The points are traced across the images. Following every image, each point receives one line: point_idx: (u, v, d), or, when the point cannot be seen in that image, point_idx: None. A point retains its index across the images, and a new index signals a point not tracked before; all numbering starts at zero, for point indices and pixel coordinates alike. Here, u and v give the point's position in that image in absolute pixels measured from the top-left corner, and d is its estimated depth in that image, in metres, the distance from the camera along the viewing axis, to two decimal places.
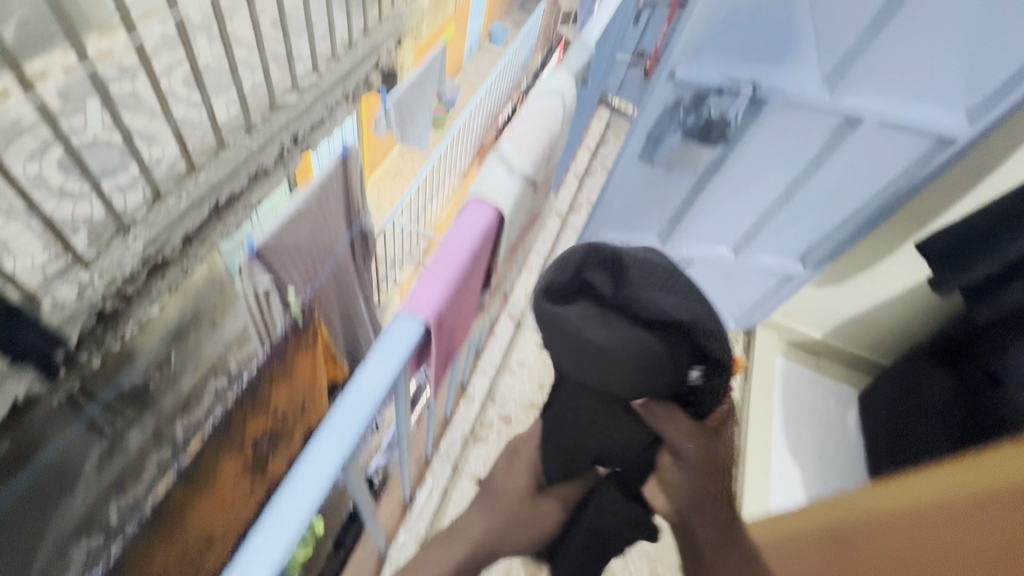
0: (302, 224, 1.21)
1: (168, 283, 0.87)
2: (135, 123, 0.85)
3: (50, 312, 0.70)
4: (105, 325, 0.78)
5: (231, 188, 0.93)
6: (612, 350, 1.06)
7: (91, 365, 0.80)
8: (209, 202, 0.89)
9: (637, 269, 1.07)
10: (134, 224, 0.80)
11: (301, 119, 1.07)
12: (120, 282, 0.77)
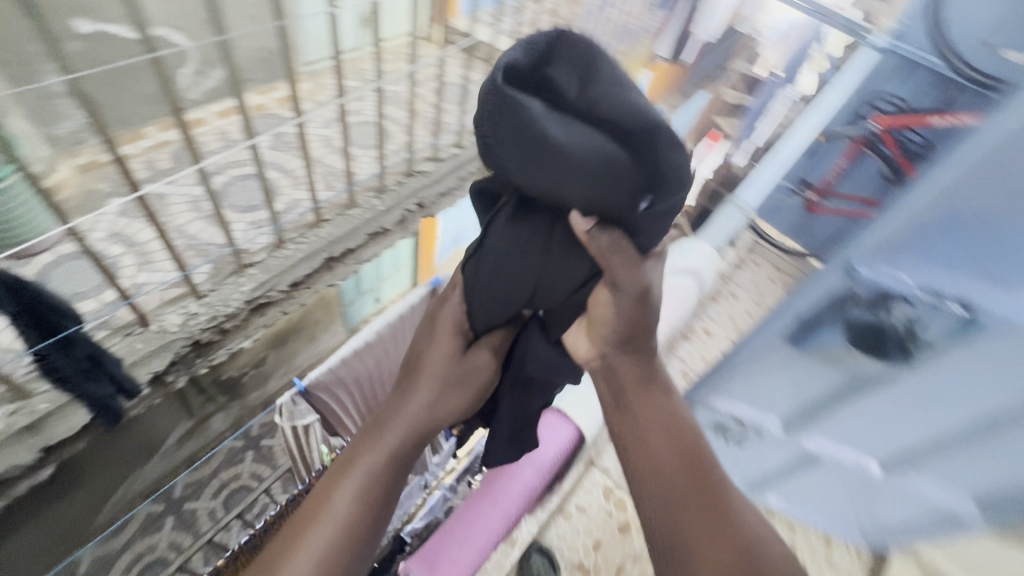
0: (368, 355, 1.22)
1: (267, 318, 1.07)
2: (279, 160, 1.02)
3: (158, 332, 0.92)
4: (199, 351, 0.99)
5: (347, 244, 1.11)
6: (565, 150, 0.60)
7: (175, 381, 1.01)
8: (324, 252, 1.08)
9: (604, 64, 0.61)
10: (252, 266, 1.00)
11: (430, 187, 1.23)
12: (217, 321, 0.98)
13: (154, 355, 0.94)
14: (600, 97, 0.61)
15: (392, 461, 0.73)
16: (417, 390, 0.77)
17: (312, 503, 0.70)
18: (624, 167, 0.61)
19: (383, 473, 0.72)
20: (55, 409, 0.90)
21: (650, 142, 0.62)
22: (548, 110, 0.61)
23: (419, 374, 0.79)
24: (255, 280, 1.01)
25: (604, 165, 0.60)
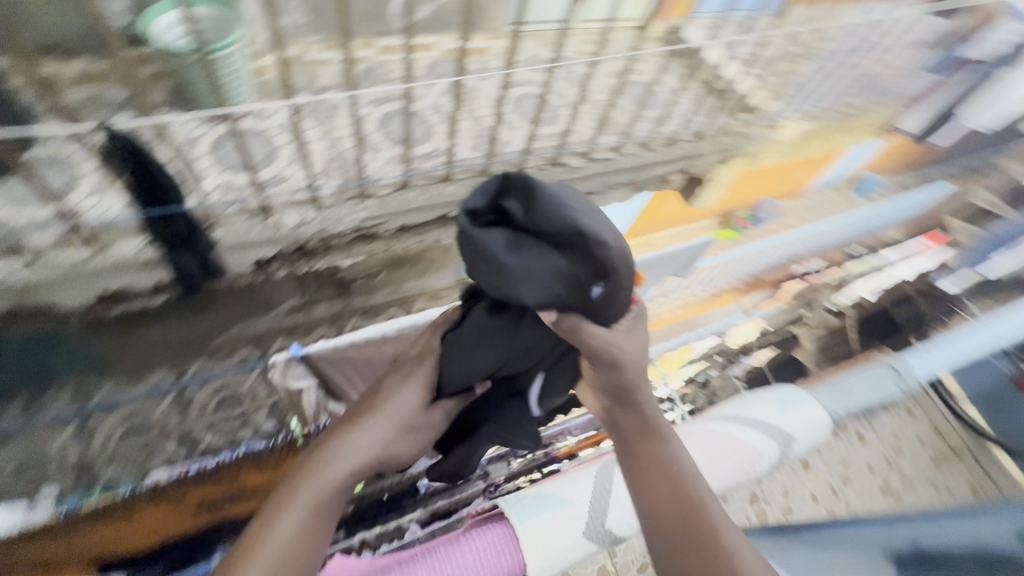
0: (362, 348, 1.77)
1: (372, 249, 1.60)
2: (419, 107, 1.50)
3: (280, 225, 1.43)
4: (302, 255, 1.52)
5: (461, 209, 1.59)
6: (519, 267, 0.96)
7: (276, 270, 1.53)
8: (440, 211, 1.57)
9: (540, 189, 0.93)
10: (374, 197, 1.48)
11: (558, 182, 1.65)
12: (321, 232, 1.48)
13: (266, 244, 1.44)
14: (539, 215, 0.93)
15: (326, 481, 1.09)
16: (349, 434, 1.18)
17: (270, 517, 1.03)
18: (568, 269, 0.97)
19: (323, 487, 1.09)
20: (150, 263, 1.38)
21: (581, 245, 0.94)
22: (509, 238, 0.97)
23: (374, 415, 1.21)
24: (375, 208, 1.49)
25: (556, 271, 0.97)
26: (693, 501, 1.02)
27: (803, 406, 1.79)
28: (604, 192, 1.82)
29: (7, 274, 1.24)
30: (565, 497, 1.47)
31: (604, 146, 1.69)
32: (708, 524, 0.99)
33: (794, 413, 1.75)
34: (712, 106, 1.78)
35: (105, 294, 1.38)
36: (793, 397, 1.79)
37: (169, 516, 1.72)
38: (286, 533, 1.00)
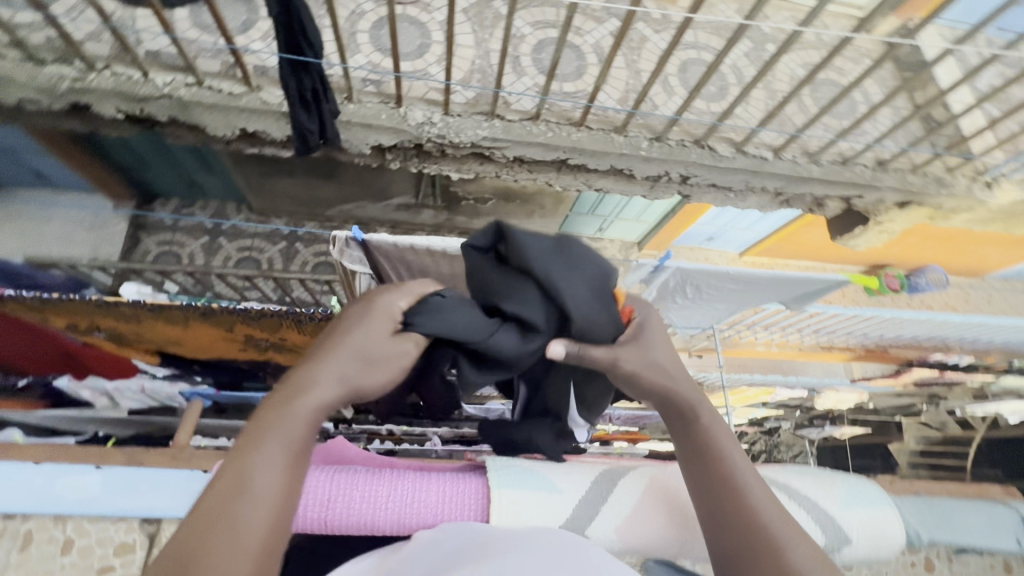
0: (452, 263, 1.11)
1: (483, 170, 1.56)
2: (570, 59, 1.59)
3: (406, 116, 1.44)
4: (417, 153, 1.52)
5: (583, 160, 1.52)
6: (477, 328, 0.71)
7: (390, 161, 1.54)
8: (560, 155, 1.51)
9: (542, 248, 0.72)
10: (500, 117, 1.48)
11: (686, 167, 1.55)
12: (439, 137, 1.46)
13: (387, 131, 1.44)
14: (529, 271, 0.72)
15: (302, 432, 0.55)
16: (305, 371, 0.57)
17: (201, 523, 0.48)
18: (555, 332, 0.74)
19: (298, 428, 0.54)
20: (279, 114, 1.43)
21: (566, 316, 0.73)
22: (493, 281, 0.75)
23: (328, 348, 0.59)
24: (497, 129, 1.46)
25: (534, 345, 0.74)
26: (751, 508, 0.67)
27: (882, 512, 0.90)
28: (743, 193, 1.64)
29: (174, 84, 1.39)
30: (543, 478, 0.81)
31: (759, 142, 1.58)
32: (777, 546, 0.65)
33: (862, 509, 0.88)
34: (869, 138, 1.66)
35: (243, 131, 1.47)
36: (869, 492, 0.91)
37: (224, 342, 1.64)
38: (246, 517, 0.49)
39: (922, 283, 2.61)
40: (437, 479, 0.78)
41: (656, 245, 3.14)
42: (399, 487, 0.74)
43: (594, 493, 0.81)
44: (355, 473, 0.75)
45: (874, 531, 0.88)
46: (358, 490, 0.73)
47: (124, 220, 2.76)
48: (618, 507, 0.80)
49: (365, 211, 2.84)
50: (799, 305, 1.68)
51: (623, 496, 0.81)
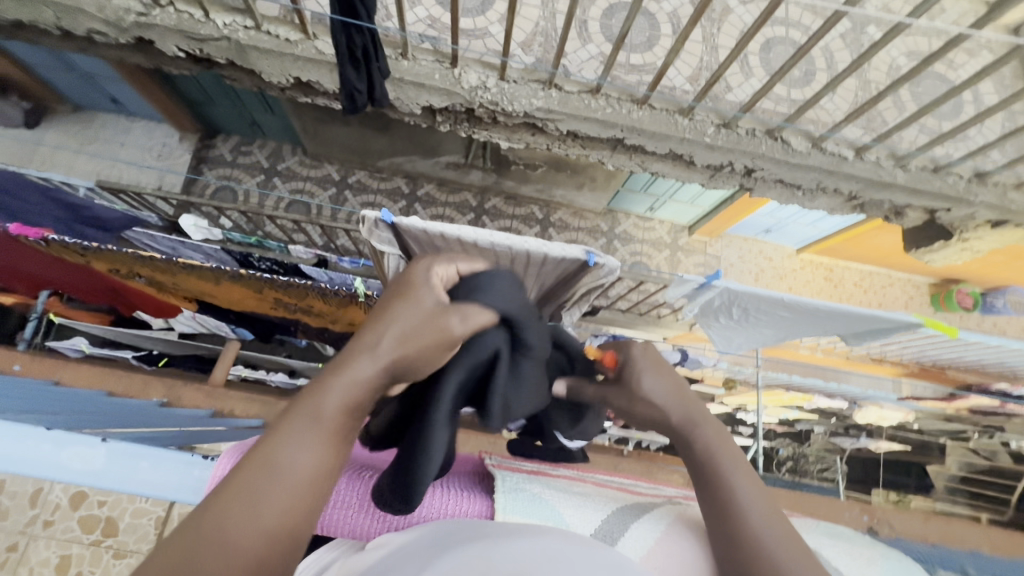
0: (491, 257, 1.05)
1: (534, 140, 1.52)
2: (641, 30, 1.48)
3: (459, 78, 1.39)
4: (468, 117, 1.49)
5: (640, 141, 1.45)
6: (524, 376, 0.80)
7: (441, 124, 1.52)
8: (617, 134, 1.44)
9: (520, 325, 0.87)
10: (558, 87, 1.40)
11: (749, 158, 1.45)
12: (492, 103, 1.41)
13: (438, 92, 1.41)
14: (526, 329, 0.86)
15: (355, 400, 0.56)
16: (357, 347, 0.58)
17: (246, 466, 0.50)
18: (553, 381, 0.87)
19: (343, 395, 0.55)
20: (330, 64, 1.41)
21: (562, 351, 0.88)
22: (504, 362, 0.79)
23: (374, 326, 0.60)
24: (553, 100, 1.40)
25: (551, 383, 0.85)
26: (733, 508, 0.69)
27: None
28: (813, 192, 1.52)
29: (233, 27, 1.37)
30: (552, 508, 0.72)
31: (840, 140, 1.43)
32: (758, 546, 0.65)
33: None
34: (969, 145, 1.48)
35: (297, 80, 1.48)
36: (907, 569, 0.77)
37: (253, 300, 1.69)
38: (282, 470, 0.50)
39: (999, 305, 2.57)
40: (443, 493, 0.76)
41: (708, 231, 3.01)
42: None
43: (606, 530, 0.72)
44: (356, 479, 0.75)
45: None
46: (356, 495, 0.73)
47: (188, 151, 2.89)
48: (635, 548, 0.70)
49: (414, 166, 2.84)
50: (853, 343, 1.49)
51: (641, 534, 0.72)
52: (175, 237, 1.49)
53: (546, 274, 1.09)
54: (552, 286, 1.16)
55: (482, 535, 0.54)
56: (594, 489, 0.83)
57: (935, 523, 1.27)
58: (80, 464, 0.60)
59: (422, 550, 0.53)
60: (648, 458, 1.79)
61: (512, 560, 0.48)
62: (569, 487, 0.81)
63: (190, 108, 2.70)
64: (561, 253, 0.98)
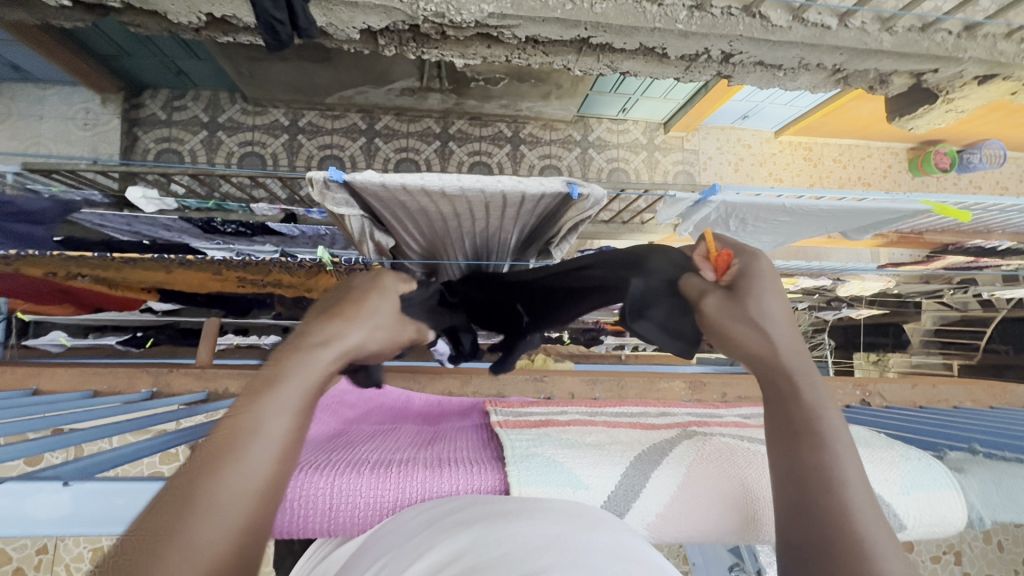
0: (460, 205, 1.03)
1: (489, 53, 1.41)
2: None
3: None
4: (412, 33, 1.36)
5: (603, 38, 1.34)
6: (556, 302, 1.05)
7: (385, 46, 1.40)
8: (581, 33, 1.32)
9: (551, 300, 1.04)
10: None
11: (720, 42, 1.35)
12: (438, 15, 1.27)
13: (374, 10, 1.26)
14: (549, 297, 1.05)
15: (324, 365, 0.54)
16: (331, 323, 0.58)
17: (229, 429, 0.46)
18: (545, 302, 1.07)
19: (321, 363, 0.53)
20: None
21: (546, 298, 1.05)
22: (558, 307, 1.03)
23: (344, 309, 0.60)
24: (506, 3, 1.25)
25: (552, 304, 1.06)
26: (835, 506, 0.49)
27: (942, 496, 0.73)
28: (794, 71, 1.47)
29: None
30: (569, 473, 0.66)
31: (822, 8, 1.31)
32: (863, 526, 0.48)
33: (923, 495, 0.72)
34: None
35: (211, 16, 1.31)
36: (930, 472, 0.75)
37: (216, 282, 1.64)
38: (263, 434, 0.46)
39: (976, 161, 2.60)
40: (454, 471, 0.65)
41: (683, 126, 2.90)
42: (407, 482, 0.63)
43: (628, 485, 0.67)
44: (360, 473, 0.64)
45: (932, 521, 0.72)
46: (364, 496, 0.62)
47: (116, 115, 2.63)
48: (657, 499, 0.66)
49: (366, 98, 2.64)
50: (853, 236, 1.49)
51: (665, 481, 0.67)
52: (127, 212, 1.39)
53: (525, 212, 1.08)
54: (535, 222, 1.15)
55: (490, 515, 0.40)
56: (609, 437, 0.79)
57: (922, 387, 1.34)
58: (48, 514, 0.56)
59: (416, 537, 0.41)
60: (646, 365, 1.85)
61: (521, 542, 0.34)
62: (581, 440, 0.76)
63: (104, 64, 2.42)
64: (539, 188, 0.96)
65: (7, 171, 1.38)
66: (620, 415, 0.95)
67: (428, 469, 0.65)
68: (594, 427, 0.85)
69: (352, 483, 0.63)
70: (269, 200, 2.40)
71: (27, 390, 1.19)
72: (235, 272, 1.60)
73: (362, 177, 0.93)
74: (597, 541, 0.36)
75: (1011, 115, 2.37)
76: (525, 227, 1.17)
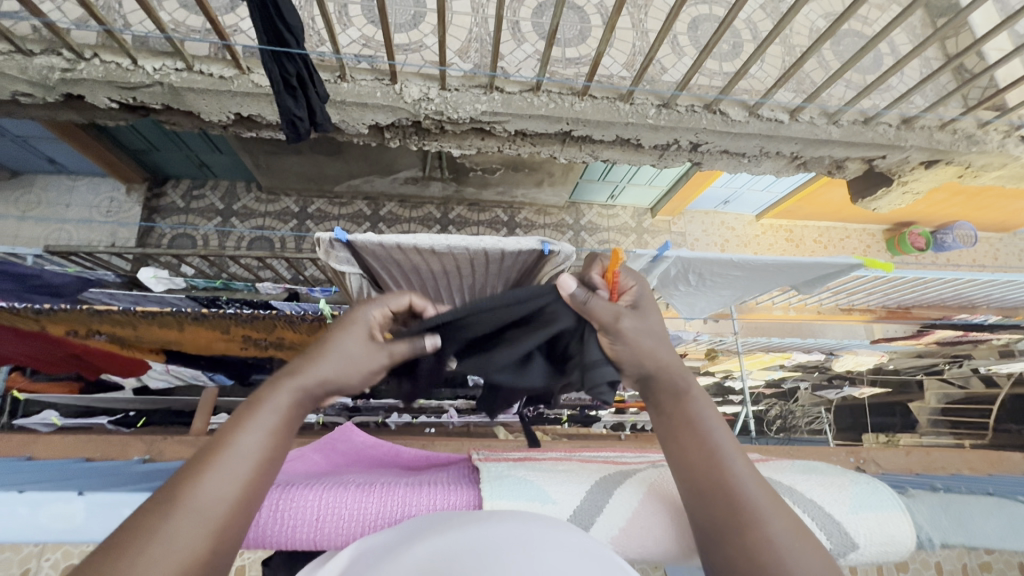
0: (449, 262, 1.09)
1: (482, 144, 1.55)
2: (568, 35, 1.56)
3: (399, 91, 1.39)
4: (415, 129, 1.50)
5: (585, 133, 1.49)
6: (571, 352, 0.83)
7: (389, 141, 1.55)
8: (564, 127, 1.46)
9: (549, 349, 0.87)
10: (500, 91, 1.40)
11: (690, 136, 1.50)
12: (437, 113, 1.42)
13: (382, 110, 1.41)
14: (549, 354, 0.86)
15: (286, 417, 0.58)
16: (303, 367, 0.61)
17: (207, 453, 0.53)
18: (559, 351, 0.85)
19: (294, 397, 0.59)
20: (265, 95, 1.38)
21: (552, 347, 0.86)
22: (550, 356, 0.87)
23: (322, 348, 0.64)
24: (497, 103, 1.41)
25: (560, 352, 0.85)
26: (754, 530, 0.54)
27: (892, 516, 0.69)
28: (757, 158, 1.61)
29: (164, 71, 1.33)
30: (538, 487, 0.65)
31: (774, 105, 1.48)
32: (771, 542, 0.53)
33: (872, 515, 0.68)
34: (894, 95, 1.56)
35: (238, 116, 1.46)
36: (879, 492, 0.71)
37: (222, 342, 1.62)
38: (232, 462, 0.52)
39: (949, 241, 2.79)
40: (431, 487, 0.65)
41: (669, 210, 3.07)
42: (388, 497, 0.62)
43: (592, 502, 0.65)
44: (345, 488, 0.63)
45: (883, 540, 0.68)
46: (349, 507, 0.61)
47: (138, 203, 2.80)
48: (622, 512, 0.64)
49: (372, 186, 2.83)
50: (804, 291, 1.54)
51: (627, 496, 0.66)
52: (136, 291, 1.47)
53: (507, 269, 1.13)
54: (517, 280, 1.20)
55: (461, 543, 0.42)
56: (580, 466, 0.76)
57: (917, 454, 1.32)
58: (60, 523, 0.65)
59: (399, 555, 0.43)
60: (646, 439, 1.80)
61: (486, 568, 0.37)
62: (552, 466, 0.74)
63: (134, 159, 2.63)
64: (516, 246, 1.02)
65: (31, 252, 1.45)
66: (598, 456, 0.93)
67: (409, 485, 0.65)
68: (569, 461, 0.81)
69: (334, 494, 0.62)
70: (274, 279, 2.49)
71: (20, 457, 1.17)
72: (244, 331, 1.59)
73: (361, 238, 0.98)
74: None
75: (972, 198, 2.54)
76: (507, 284, 1.22)
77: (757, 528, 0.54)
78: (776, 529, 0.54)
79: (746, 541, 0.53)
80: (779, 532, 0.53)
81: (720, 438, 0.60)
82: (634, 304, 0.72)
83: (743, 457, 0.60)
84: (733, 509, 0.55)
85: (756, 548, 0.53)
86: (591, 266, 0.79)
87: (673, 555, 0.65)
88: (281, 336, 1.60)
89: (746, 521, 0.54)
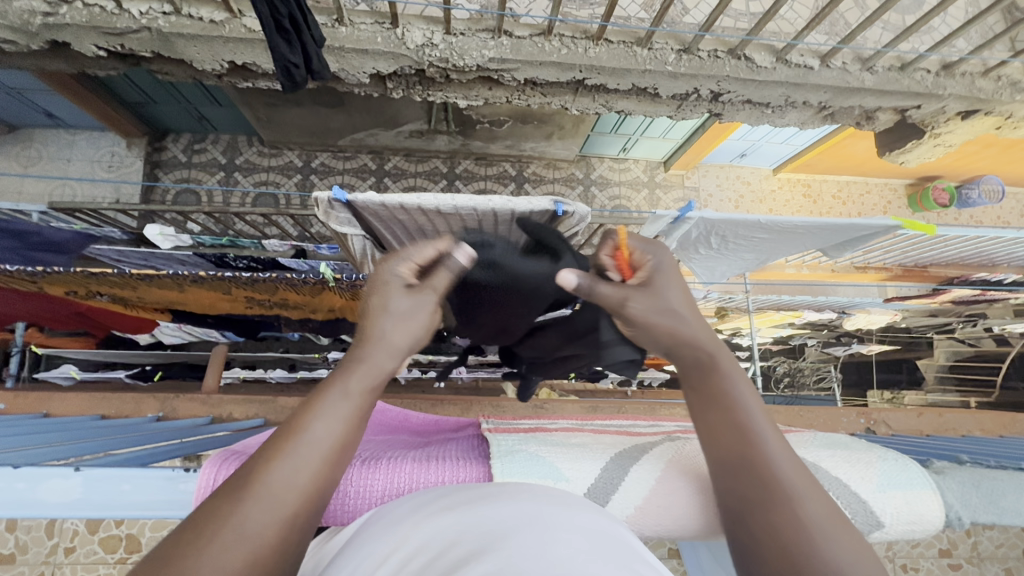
0: (455, 222, 1.05)
1: (489, 94, 1.49)
2: None
3: (401, 36, 1.31)
4: (418, 78, 1.44)
5: (596, 81, 1.42)
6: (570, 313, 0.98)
7: (392, 91, 1.48)
8: (577, 75, 1.39)
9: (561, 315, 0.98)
10: (507, 35, 1.33)
11: (710, 83, 1.42)
12: (442, 60, 1.35)
13: (383, 57, 1.34)
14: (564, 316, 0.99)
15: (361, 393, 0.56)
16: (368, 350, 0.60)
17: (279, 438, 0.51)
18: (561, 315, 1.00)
19: (364, 385, 0.57)
20: (257, 41, 1.31)
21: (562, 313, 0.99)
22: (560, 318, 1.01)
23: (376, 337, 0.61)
24: (505, 48, 1.33)
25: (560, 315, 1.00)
26: (784, 513, 0.52)
27: (920, 495, 0.70)
28: (782, 108, 1.53)
29: (151, 14, 1.27)
30: (551, 465, 0.65)
31: (804, 49, 1.39)
32: (805, 523, 0.51)
33: (899, 494, 0.69)
34: (931, 37, 1.46)
35: (233, 64, 1.40)
36: (907, 471, 0.72)
37: (227, 303, 1.64)
38: (305, 449, 0.51)
39: (975, 196, 2.68)
40: (440, 464, 0.65)
41: (683, 164, 2.97)
42: (395, 474, 0.63)
43: (608, 478, 0.66)
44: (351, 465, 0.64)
45: (911, 519, 0.69)
46: (355, 483, 0.62)
47: (139, 157, 2.75)
48: (637, 491, 0.65)
49: (377, 140, 2.75)
50: (831, 254, 1.51)
51: (644, 474, 0.67)
52: (144, 248, 1.44)
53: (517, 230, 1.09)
54: None
55: (473, 499, 0.43)
56: (593, 438, 0.77)
57: (928, 415, 1.32)
58: (58, 497, 0.60)
59: (413, 518, 0.43)
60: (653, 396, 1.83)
61: (506, 520, 0.37)
62: (566, 440, 0.75)
63: (132, 111, 2.57)
64: (528, 207, 0.98)
65: (33, 209, 1.44)
66: (610, 424, 0.93)
67: (417, 461, 0.66)
68: (581, 432, 0.82)
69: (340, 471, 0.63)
70: (282, 236, 2.48)
71: (37, 413, 1.21)
72: (247, 294, 1.59)
73: (361, 197, 0.95)
74: (576, 520, 0.39)
75: (1004, 150, 2.42)
76: None
77: (788, 511, 0.52)
78: (810, 511, 0.52)
79: (781, 521, 0.52)
80: (813, 512, 0.52)
81: (753, 414, 0.59)
82: (655, 269, 0.72)
83: (774, 434, 0.59)
84: (770, 486, 0.54)
85: (792, 531, 0.51)
86: (602, 248, 0.79)
87: (686, 530, 0.66)
88: (283, 298, 1.61)
89: (780, 498, 0.53)
